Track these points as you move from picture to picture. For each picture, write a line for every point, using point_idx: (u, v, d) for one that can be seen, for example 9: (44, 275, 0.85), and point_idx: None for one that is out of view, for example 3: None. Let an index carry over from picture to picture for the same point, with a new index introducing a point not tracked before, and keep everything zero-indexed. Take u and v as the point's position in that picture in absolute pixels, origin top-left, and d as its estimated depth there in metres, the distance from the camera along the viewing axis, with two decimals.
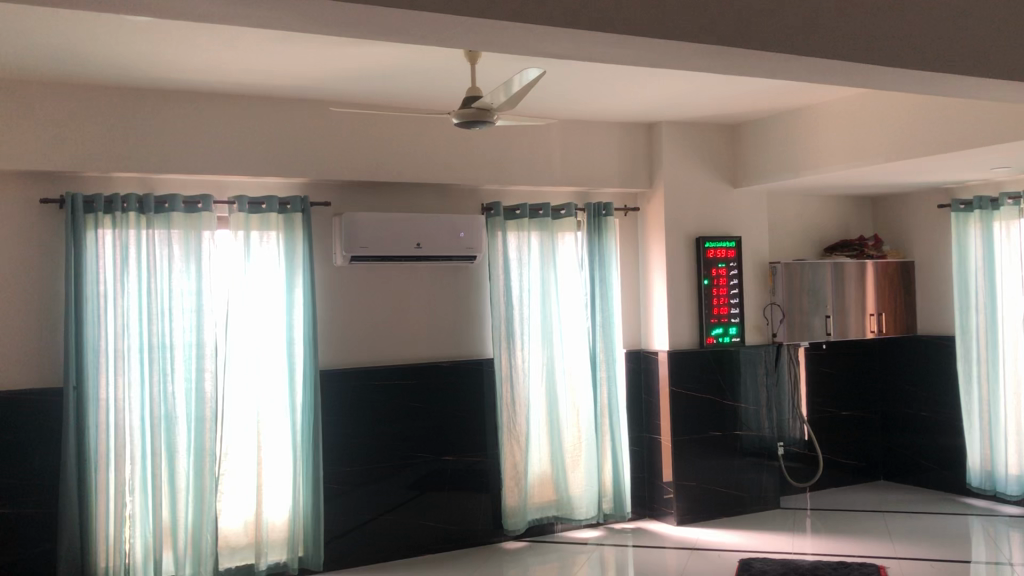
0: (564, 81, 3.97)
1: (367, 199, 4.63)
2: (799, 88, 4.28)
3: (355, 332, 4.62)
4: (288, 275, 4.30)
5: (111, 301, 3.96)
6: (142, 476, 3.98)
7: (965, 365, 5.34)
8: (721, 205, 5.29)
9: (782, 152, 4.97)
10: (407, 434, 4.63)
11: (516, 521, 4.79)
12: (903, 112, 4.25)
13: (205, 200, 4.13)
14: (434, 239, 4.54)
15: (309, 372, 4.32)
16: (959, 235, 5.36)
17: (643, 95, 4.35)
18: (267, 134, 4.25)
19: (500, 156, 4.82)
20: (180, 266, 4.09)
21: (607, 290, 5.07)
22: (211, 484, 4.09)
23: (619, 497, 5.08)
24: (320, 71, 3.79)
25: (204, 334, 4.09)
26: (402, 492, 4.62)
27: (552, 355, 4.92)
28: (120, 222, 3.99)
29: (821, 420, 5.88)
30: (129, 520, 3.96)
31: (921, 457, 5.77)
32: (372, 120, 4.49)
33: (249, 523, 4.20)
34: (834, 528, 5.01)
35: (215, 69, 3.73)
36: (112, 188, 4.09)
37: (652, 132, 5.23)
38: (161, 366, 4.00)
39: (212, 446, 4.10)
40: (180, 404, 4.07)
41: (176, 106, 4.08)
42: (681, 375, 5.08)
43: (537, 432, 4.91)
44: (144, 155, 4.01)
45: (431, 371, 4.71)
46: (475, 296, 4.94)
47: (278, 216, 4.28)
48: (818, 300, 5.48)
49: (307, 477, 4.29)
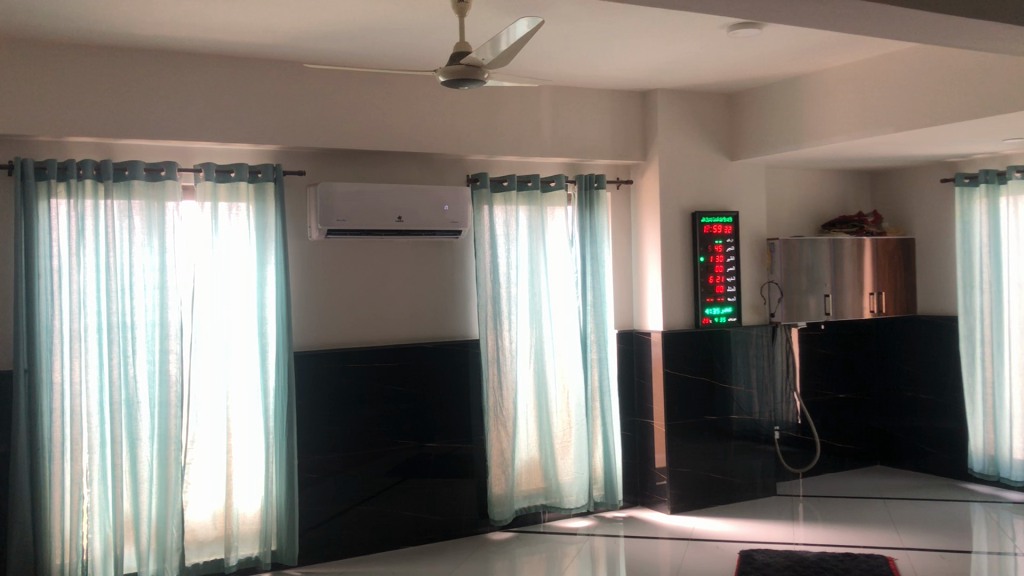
0: (558, 37, 3.69)
1: (343, 168, 4.33)
2: (805, 51, 4.03)
3: (330, 310, 4.33)
4: (259, 251, 3.99)
5: (66, 276, 3.65)
6: (101, 466, 3.70)
7: (968, 346, 5.17)
8: (718, 178, 5.04)
9: (784, 121, 4.72)
10: (387, 418, 4.38)
11: (502, 511, 4.56)
12: (916, 78, 4.01)
13: (168, 167, 3.81)
14: (416, 211, 4.25)
15: (282, 354, 4.04)
16: (964, 210, 5.16)
17: (642, 56, 4.08)
18: (236, 96, 3.94)
19: (487, 123, 4.53)
20: (142, 239, 3.78)
21: (599, 267, 4.81)
22: (177, 474, 3.82)
23: (610, 485, 4.86)
24: (293, 26, 3.49)
25: (168, 313, 3.79)
26: (381, 479, 4.36)
27: (541, 336, 4.66)
28: (75, 191, 3.66)
29: (817, 403, 5.69)
30: (87, 513, 3.68)
31: (920, 440, 5.62)
32: (350, 83, 4.19)
33: (218, 515, 3.93)
34: (832, 516, 4.82)
35: (179, 23, 3.41)
36: (66, 153, 3.76)
37: (647, 100, 4.96)
38: (121, 348, 3.71)
39: (177, 434, 3.81)
40: (142, 389, 3.78)
41: (137, 66, 3.75)
42: (676, 356, 4.87)
43: (525, 416, 4.66)
44: (102, 117, 3.69)
45: (411, 352, 4.45)
46: (459, 273, 4.66)
47: (247, 185, 3.97)
48: (816, 280, 5.26)
49: (281, 468, 4.03)
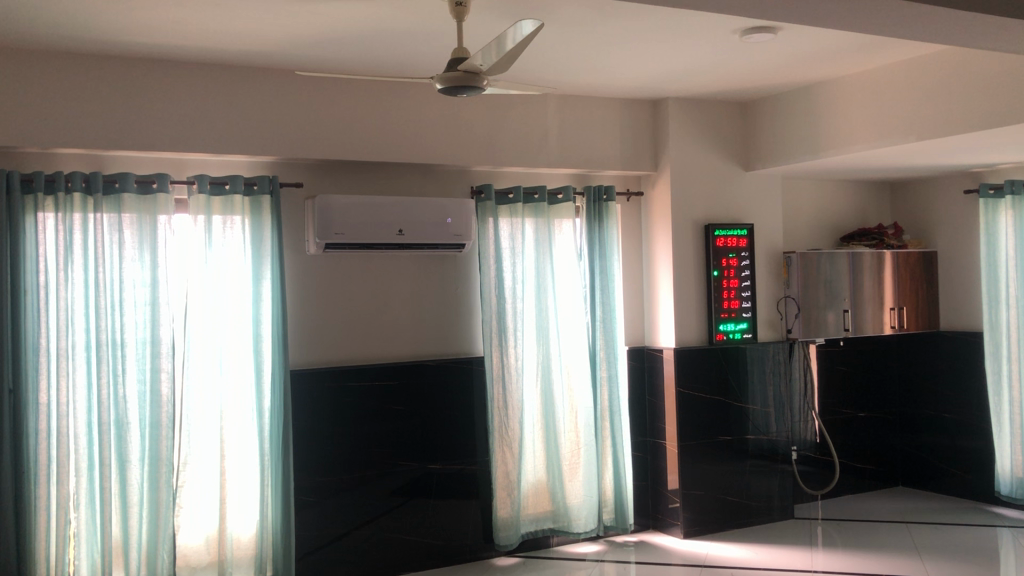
0: (562, 42, 3.54)
1: (343, 180, 4.19)
2: (822, 56, 3.86)
3: (328, 327, 4.18)
4: (255, 267, 3.85)
5: (54, 292, 3.52)
6: (89, 489, 3.55)
7: (994, 363, 4.96)
8: (731, 189, 4.86)
9: (800, 130, 4.55)
10: (388, 439, 4.22)
11: (508, 536, 4.35)
12: (939, 83, 3.83)
13: (160, 179, 3.68)
14: (418, 224, 4.09)
15: (278, 373, 3.89)
16: (988, 222, 4.96)
17: (652, 63, 3.92)
18: (231, 106, 3.81)
19: (492, 133, 4.39)
20: (133, 254, 3.64)
21: (608, 282, 4.63)
22: (168, 497, 3.66)
23: (621, 508, 4.66)
24: (286, 32, 3.36)
25: (159, 330, 3.65)
26: (382, 502, 4.20)
27: (548, 353, 4.48)
28: (63, 204, 3.53)
29: (836, 422, 5.47)
30: (74, 538, 3.54)
31: (944, 461, 5.41)
32: (350, 91, 4.05)
33: (211, 539, 3.77)
34: (853, 541, 4.61)
35: (168, 29, 3.28)
36: (55, 165, 3.64)
37: (658, 108, 4.80)
38: (111, 366, 3.57)
39: (169, 455, 3.66)
40: (132, 408, 3.64)
41: (127, 76, 3.63)
42: (689, 374, 4.67)
43: (532, 436, 4.48)
44: (91, 128, 3.56)
45: (413, 371, 4.29)
46: (463, 288, 4.50)
47: (242, 198, 3.83)
48: (835, 294, 5.06)
49: (277, 489, 3.88)
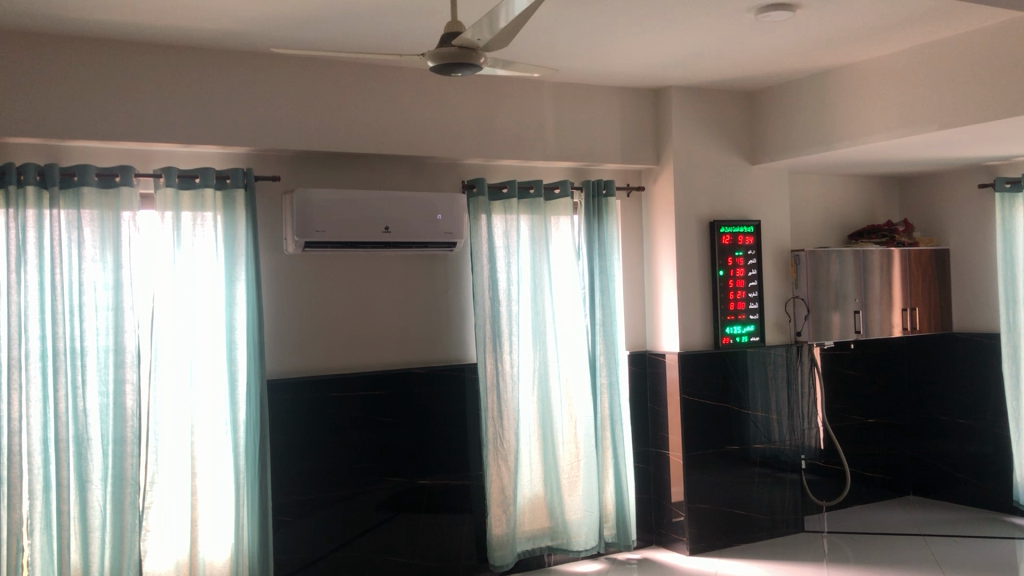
0: (563, 21, 3.27)
1: (324, 173, 3.89)
2: (838, 38, 3.61)
3: (308, 333, 3.88)
4: (228, 268, 3.53)
5: (5, 297, 3.19)
6: (44, 512, 3.22)
7: (1012, 366, 4.71)
8: (738, 182, 4.60)
9: (811, 120, 4.30)
10: (373, 452, 3.92)
11: (503, 555, 4.05)
12: (963, 68, 3.59)
13: (124, 172, 3.36)
14: (405, 221, 3.79)
15: (253, 382, 3.58)
16: (1004, 218, 4.73)
17: (657, 46, 3.66)
18: (201, 91, 3.50)
19: (485, 123, 4.10)
20: (94, 254, 3.33)
21: (608, 282, 4.35)
22: (133, 520, 3.34)
23: (623, 523, 4.37)
24: (260, 9, 3.07)
25: (123, 337, 3.34)
26: (365, 520, 3.89)
27: (545, 358, 4.19)
28: (15, 199, 3.21)
29: (843, 429, 5.22)
30: (28, 567, 3.21)
31: (956, 468, 5.18)
32: (332, 77, 3.76)
33: (181, 564, 3.46)
34: (867, 556, 4.35)
35: (131, 6, 2.98)
36: (6, 157, 3.32)
37: (660, 98, 4.53)
38: (70, 377, 3.25)
39: (134, 474, 3.34)
40: (94, 423, 3.31)
41: (87, 59, 3.32)
42: (693, 381, 4.40)
43: (529, 447, 4.19)
44: (45, 115, 3.24)
45: (400, 379, 3.99)
46: (455, 289, 4.21)
47: (214, 193, 3.52)
48: (844, 294, 4.81)
49: (253, 509, 3.56)
